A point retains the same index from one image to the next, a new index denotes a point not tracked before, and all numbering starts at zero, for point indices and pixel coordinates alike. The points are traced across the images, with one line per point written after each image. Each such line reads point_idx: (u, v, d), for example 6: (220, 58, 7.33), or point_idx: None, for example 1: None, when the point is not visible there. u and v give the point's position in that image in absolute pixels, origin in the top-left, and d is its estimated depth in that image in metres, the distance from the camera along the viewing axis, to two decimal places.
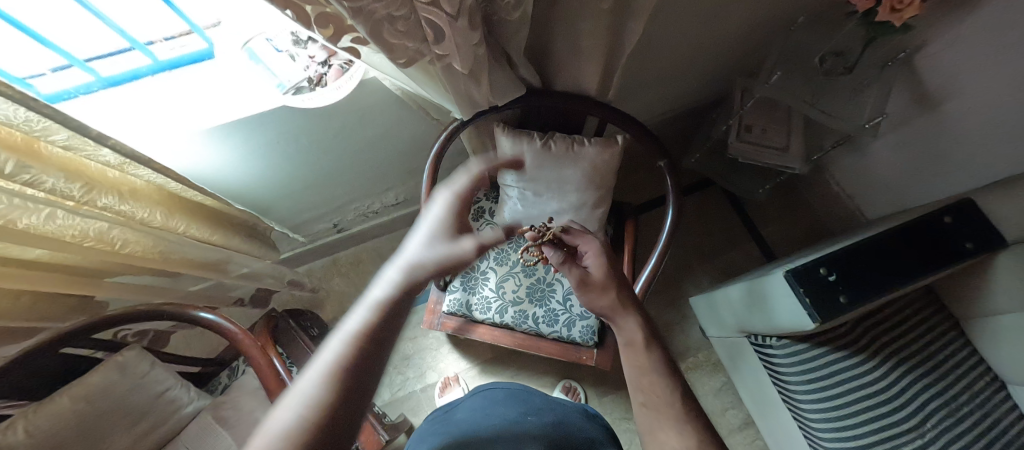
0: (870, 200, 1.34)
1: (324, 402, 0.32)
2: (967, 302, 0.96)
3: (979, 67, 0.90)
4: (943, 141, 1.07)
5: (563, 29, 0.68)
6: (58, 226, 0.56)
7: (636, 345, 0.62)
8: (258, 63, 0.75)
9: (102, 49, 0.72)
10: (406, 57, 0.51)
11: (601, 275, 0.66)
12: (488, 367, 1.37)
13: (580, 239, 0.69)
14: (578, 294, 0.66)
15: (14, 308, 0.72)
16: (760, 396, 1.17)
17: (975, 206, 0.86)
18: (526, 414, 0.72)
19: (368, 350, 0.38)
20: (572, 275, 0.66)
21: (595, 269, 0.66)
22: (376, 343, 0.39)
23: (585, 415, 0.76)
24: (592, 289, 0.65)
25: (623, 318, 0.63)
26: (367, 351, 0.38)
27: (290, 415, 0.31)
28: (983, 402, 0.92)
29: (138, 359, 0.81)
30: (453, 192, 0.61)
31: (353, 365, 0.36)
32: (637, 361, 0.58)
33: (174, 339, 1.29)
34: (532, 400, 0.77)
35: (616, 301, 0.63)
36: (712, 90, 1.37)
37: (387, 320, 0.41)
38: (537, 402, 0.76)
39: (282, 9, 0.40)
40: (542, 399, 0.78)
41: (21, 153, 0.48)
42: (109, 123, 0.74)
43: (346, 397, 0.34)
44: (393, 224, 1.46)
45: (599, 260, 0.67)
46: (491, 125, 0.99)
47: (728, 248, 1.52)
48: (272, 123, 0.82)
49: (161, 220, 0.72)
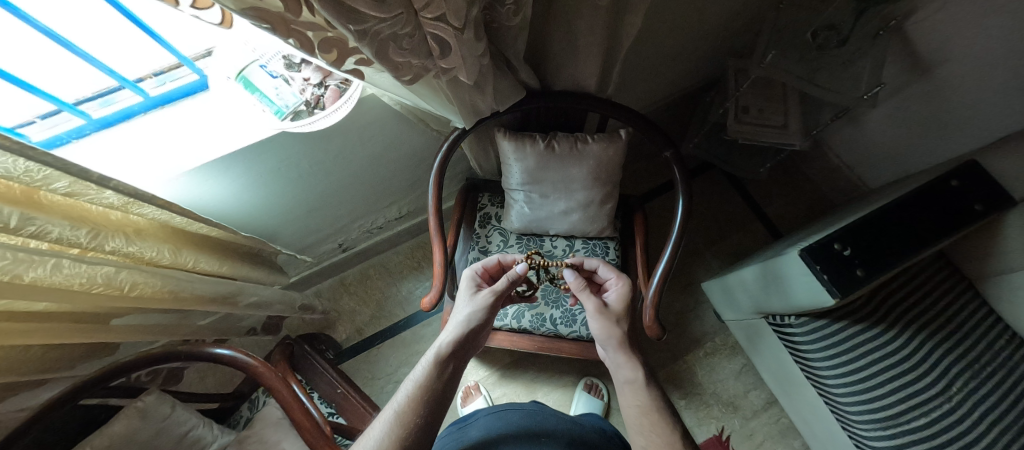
0: (870, 169, 1.35)
1: (405, 436, 0.56)
2: (980, 263, 0.97)
3: (973, 27, 0.91)
4: (940, 105, 1.07)
5: (561, 30, 0.67)
6: (65, 276, 0.52)
7: (638, 380, 0.69)
8: (254, 92, 0.71)
9: (89, 90, 0.69)
10: (411, 74, 0.50)
11: (616, 310, 0.80)
12: (507, 372, 1.36)
13: (615, 274, 0.84)
14: (593, 316, 0.78)
15: (25, 363, 0.71)
16: (783, 374, 1.17)
17: (980, 167, 0.87)
18: (540, 436, 0.70)
19: (425, 404, 0.60)
20: (592, 301, 0.80)
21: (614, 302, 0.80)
22: (431, 399, 0.61)
23: (603, 437, 0.77)
24: (602, 317, 0.78)
25: (620, 358, 0.73)
26: (424, 403, 0.60)
27: (389, 438, 0.56)
28: (1004, 361, 0.93)
29: (158, 403, 0.79)
30: (474, 269, 0.84)
31: (417, 415, 0.59)
32: (637, 401, 0.67)
33: (188, 375, 1.27)
34: (545, 420, 0.75)
35: (622, 332, 0.76)
36: (704, 73, 1.37)
37: (434, 377, 0.64)
38: (552, 422, 0.75)
39: (285, 38, 0.39)
40: (557, 421, 0.76)
41: (22, 205, 0.46)
42: (104, 164, 0.72)
43: (422, 437, 0.57)
44: (398, 238, 1.44)
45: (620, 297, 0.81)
46: (491, 131, 0.98)
47: (734, 230, 1.52)
48: (271, 150, 0.81)
49: (170, 258, 0.71)
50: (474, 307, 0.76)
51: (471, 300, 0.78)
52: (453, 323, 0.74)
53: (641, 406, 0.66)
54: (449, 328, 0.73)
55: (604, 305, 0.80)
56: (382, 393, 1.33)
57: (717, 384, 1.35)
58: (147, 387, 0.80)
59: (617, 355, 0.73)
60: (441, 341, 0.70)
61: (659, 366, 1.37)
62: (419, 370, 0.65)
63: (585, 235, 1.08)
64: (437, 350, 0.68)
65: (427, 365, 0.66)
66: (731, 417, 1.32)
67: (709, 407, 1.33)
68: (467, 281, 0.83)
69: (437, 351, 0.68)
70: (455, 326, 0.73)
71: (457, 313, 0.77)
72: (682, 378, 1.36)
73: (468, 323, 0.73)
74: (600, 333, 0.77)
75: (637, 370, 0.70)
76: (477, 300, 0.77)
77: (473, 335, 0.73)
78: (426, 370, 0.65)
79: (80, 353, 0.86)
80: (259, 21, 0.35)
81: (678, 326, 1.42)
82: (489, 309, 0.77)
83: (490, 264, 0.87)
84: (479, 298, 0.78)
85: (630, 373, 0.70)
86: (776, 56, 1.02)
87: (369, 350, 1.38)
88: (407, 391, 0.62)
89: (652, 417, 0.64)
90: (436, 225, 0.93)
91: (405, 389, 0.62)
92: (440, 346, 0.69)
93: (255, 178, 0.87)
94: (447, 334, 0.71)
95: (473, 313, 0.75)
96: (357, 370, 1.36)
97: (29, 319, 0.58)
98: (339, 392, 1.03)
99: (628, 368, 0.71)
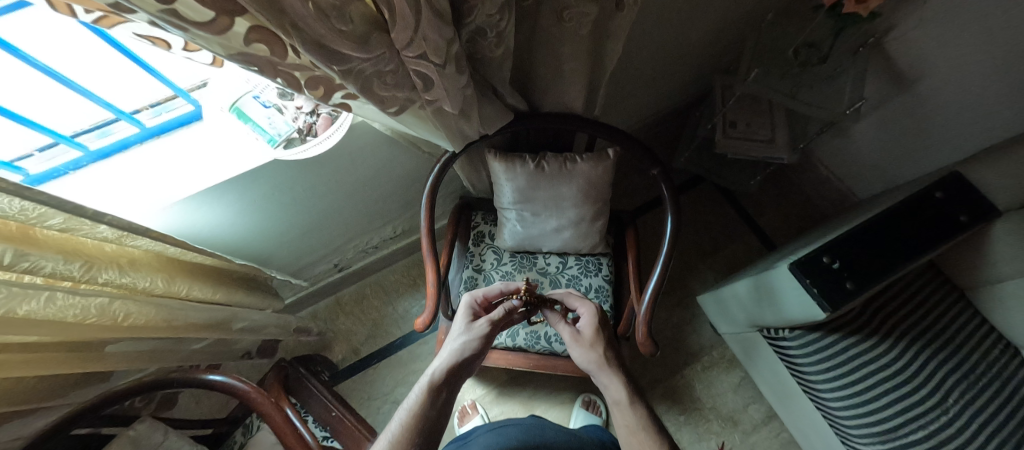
0: (859, 180, 1.36)
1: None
2: (970, 272, 0.97)
3: (952, 42, 0.93)
4: (922, 117, 1.10)
5: (545, 57, 0.69)
6: (59, 308, 0.53)
7: (623, 401, 0.70)
8: (247, 122, 0.73)
9: (86, 122, 0.71)
10: (397, 106, 0.52)
11: (592, 334, 0.80)
12: (504, 390, 1.35)
13: (581, 303, 0.84)
14: (571, 346, 0.80)
15: (16, 393, 0.70)
16: (781, 389, 1.16)
17: (963, 179, 0.88)
18: None
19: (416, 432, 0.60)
20: (567, 331, 0.81)
21: (586, 329, 0.80)
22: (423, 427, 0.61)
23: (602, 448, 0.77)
24: (581, 344, 0.80)
25: (606, 379, 0.75)
26: (415, 431, 0.61)
27: None
28: (1000, 371, 0.93)
29: (150, 431, 0.79)
30: (472, 296, 0.84)
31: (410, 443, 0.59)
32: (626, 422, 0.68)
33: (182, 400, 1.26)
34: (544, 433, 0.75)
35: (603, 355, 0.77)
36: (692, 89, 1.39)
37: (426, 406, 0.64)
38: (551, 436, 0.75)
39: (273, 78, 0.41)
40: (556, 434, 0.76)
41: (17, 241, 0.46)
42: (100, 193, 0.73)
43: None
44: (393, 256, 1.45)
45: (593, 322, 0.81)
46: (482, 152, 0.99)
47: (728, 242, 1.53)
48: (264, 176, 0.82)
49: (163, 287, 0.71)
50: (471, 336, 0.76)
51: (468, 329, 0.78)
52: (449, 351, 0.74)
53: (631, 426, 0.67)
54: (443, 356, 0.73)
55: (579, 332, 0.81)
56: (378, 414, 1.32)
57: (716, 398, 1.34)
58: (140, 415, 0.80)
59: (603, 381, 0.75)
60: (434, 369, 0.70)
61: (657, 381, 1.36)
62: (412, 397, 0.66)
63: (578, 251, 1.09)
64: (430, 378, 0.69)
65: (420, 393, 0.66)
66: (731, 432, 1.31)
67: (708, 422, 1.32)
68: (466, 309, 0.83)
69: (430, 379, 0.68)
70: (449, 354, 0.73)
71: (454, 340, 0.77)
72: (680, 393, 1.35)
73: (463, 351, 0.73)
74: (581, 359, 0.80)
75: (622, 391, 0.72)
76: (474, 328, 0.78)
77: (466, 364, 0.73)
78: (419, 397, 0.65)
79: (73, 381, 0.86)
80: (247, 64, 0.37)
81: (675, 340, 1.42)
82: (485, 337, 0.77)
83: (490, 291, 0.86)
84: (476, 327, 0.78)
85: (618, 393, 0.72)
86: (759, 74, 1.04)
87: (365, 370, 1.37)
88: (400, 419, 0.62)
89: (641, 438, 0.65)
90: (428, 245, 0.94)
91: (399, 418, 0.63)
92: (433, 375, 0.69)
93: (249, 203, 0.88)
94: (442, 362, 0.72)
95: (468, 341, 0.75)
96: (353, 391, 1.35)
97: (23, 350, 0.59)
98: (334, 415, 1.01)
99: (617, 387, 0.73)
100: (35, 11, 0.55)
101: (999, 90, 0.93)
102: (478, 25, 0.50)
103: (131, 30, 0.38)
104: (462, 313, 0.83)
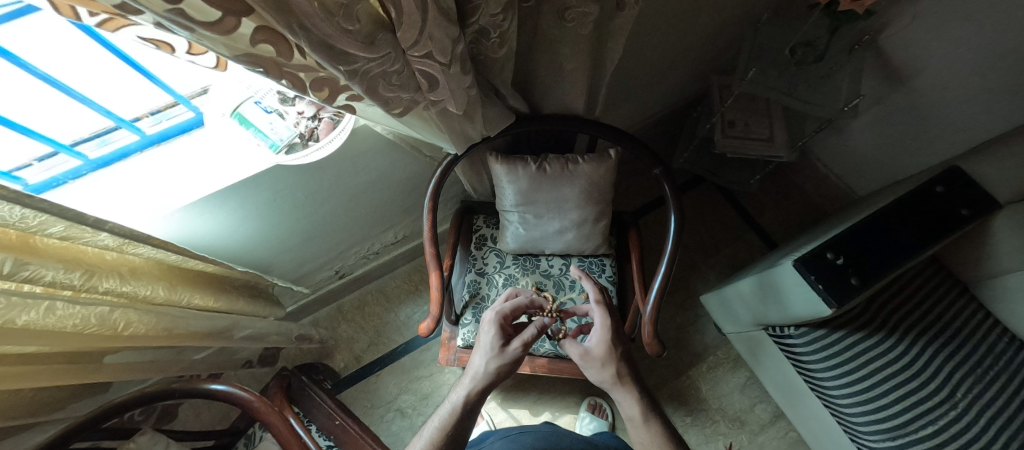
0: (859, 177, 1.37)
1: None
2: (973, 265, 0.97)
3: (945, 38, 0.95)
4: (919, 112, 1.11)
5: (547, 58, 0.70)
6: (59, 318, 0.52)
7: (636, 419, 0.72)
8: (249, 127, 0.73)
9: (85, 130, 0.70)
10: (402, 107, 0.52)
11: (602, 352, 0.77)
12: (509, 395, 1.34)
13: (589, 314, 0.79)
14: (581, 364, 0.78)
15: (13, 408, 0.69)
16: (789, 388, 1.15)
17: (963, 173, 0.88)
18: None
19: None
20: (575, 349, 0.78)
21: (596, 346, 0.77)
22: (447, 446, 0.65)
23: None
24: (591, 363, 0.77)
25: (620, 395, 0.75)
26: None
27: None
28: (1007, 364, 0.93)
29: (152, 443, 0.78)
30: (498, 313, 0.78)
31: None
32: (641, 439, 0.70)
33: (182, 412, 1.24)
34: (558, 444, 0.73)
35: (614, 374, 0.75)
36: (690, 89, 1.40)
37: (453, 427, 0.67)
38: (566, 444, 0.73)
39: (278, 79, 0.41)
40: (570, 443, 0.74)
41: (16, 250, 0.45)
42: (99, 202, 0.72)
43: None
44: (394, 262, 1.44)
45: (601, 338, 0.77)
46: (483, 154, 0.99)
47: (729, 242, 1.53)
48: (266, 182, 0.82)
49: (164, 296, 0.70)
50: (501, 361, 0.74)
51: (497, 351, 0.75)
52: (476, 372, 0.73)
53: (645, 443, 0.70)
54: (472, 380, 0.72)
55: (587, 350, 0.78)
56: (382, 422, 1.31)
57: (722, 398, 1.33)
58: (141, 427, 0.79)
59: (616, 398, 0.75)
60: (463, 393, 0.71)
61: (662, 383, 1.35)
62: (442, 417, 0.69)
63: (581, 253, 1.09)
64: (458, 402, 0.70)
65: (451, 413, 0.69)
66: (739, 433, 1.30)
67: (715, 423, 1.31)
68: (490, 325, 0.77)
69: (461, 401, 0.70)
70: (477, 378, 0.72)
71: (480, 358, 0.75)
72: (686, 394, 1.34)
73: (493, 376, 0.72)
74: (595, 375, 0.78)
75: (635, 407, 0.73)
76: (504, 352, 0.74)
77: (494, 386, 0.72)
78: (447, 418, 0.68)
79: (71, 393, 0.84)
80: (252, 65, 0.37)
81: (679, 341, 1.41)
82: (515, 361, 0.75)
83: (516, 304, 0.81)
84: (506, 349, 0.75)
85: (632, 411, 0.73)
86: (758, 72, 1.05)
87: (367, 377, 1.36)
88: (429, 436, 0.66)
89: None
90: (431, 250, 0.93)
91: (428, 434, 0.66)
92: (464, 396, 0.71)
93: (251, 210, 0.88)
94: (472, 382, 0.72)
95: (497, 366, 0.73)
96: (356, 399, 1.33)
97: (22, 362, 0.58)
98: (337, 424, 0.99)
99: (631, 404, 0.73)
100: (37, 16, 0.55)
101: (995, 84, 0.94)
102: (481, 26, 0.50)
103: (135, 34, 0.38)
104: (490, 322, 0.78)
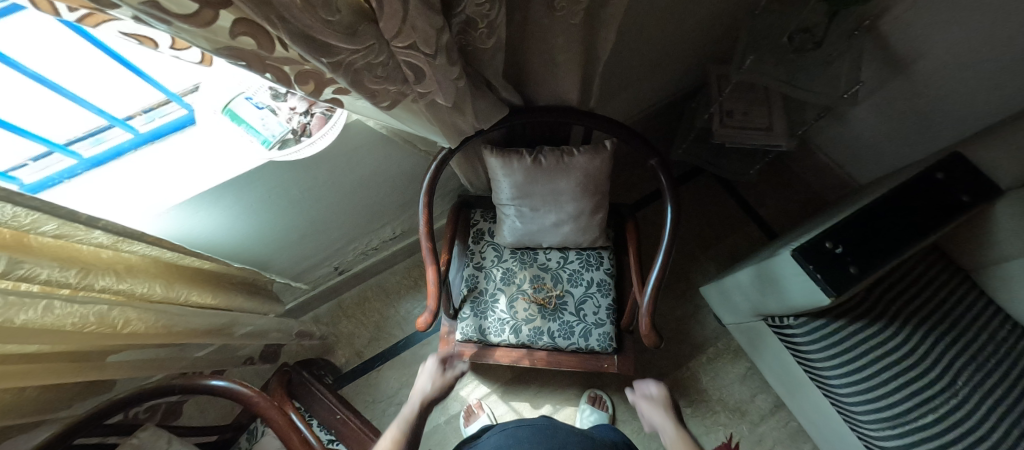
0: (859, 165, 1.36)
1: None
2: (974, 253, 0.96)
3: (945, 21, 0.94)
4: (920, 99, 1.09)
5: (539, 48, 0.68)
6: (57, 317, 0.52)
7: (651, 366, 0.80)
8: (241, 124, 0.73)
9: (79, 129, 0.70)
10: (389, 100, 0.51)
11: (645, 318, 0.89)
12: (510, 388, 1.34)
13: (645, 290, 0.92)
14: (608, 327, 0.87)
15: (20, 405, 0.70)
16: (790, 378, 1.14)
17: (965, 160, 0.87)
18: None
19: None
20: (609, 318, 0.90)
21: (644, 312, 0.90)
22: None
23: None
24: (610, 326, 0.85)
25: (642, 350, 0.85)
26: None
27: None
28: (1009, 351, 0.92)
29: (153, 438, 0.79)
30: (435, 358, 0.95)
31: None
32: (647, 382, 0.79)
33: (187, 409, 1.25)
34: (557, 436, 0.73)
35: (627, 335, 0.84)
36: (688, 78, 1.39)
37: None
38: (562, 438, 0.73)
39: (261, 73, 0.40)
40: (568, 435, 0.74)
41: (10, 249, 0.45)
42: (95, 201, 0.73)
43: None
44: (394, 258, 1.44)
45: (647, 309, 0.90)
46: (478, 148, 0.99)
47: (729, 232, 1.52)
48: (260, 179, 0.82)
49: (161, 293, 0.70)
50: (437, 386, 0.90)
51: (434, 377, 0.91)
52: (418, 389, 0.89)
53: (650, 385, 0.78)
54: (412, 402, 0.87)
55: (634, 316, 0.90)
56: (383, 416, 1.32)
57: (723, 389, 1.33)
58: (143, 423, 0.80)
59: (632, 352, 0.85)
60: (405, 414, 0.85)
61: (662, 374, 1.35)
62: (394, 430, 0.82)
63: (578, 246, 1.09)
64: (408, 410, 0.86)
65: (401, 423, 0.83)
66: (739, 423, 1.30)
67: (715, 414, 1.31)
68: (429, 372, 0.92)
69: (408, 414, 0.85)
70: (417, 398, 0.87)
71: (421, 382, 0.91)
72: (687, 385, 1.34)
73: (431, 397, 0.88)
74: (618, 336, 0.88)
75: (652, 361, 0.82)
76: (440, 378, 0.91)
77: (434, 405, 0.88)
78: (397, 430, 0.82)
79: (76, 392, 0.85)
80: (234, 58, 0.37)
81: (679, 332, 1.41)
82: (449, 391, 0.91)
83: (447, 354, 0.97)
84: (443, 375, 0.92)
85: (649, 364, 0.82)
86: (756, 61, 1.03)
87: (368, 373, 1.37)
88: (390, 437, 0.81)
89: None
90: (427, 245, 0.93)
91: (397, 428, 0.83)
92: (413, 404, 0.86)
93: (247, 206, 0.88)
94: (413, 403, 0.86)
95: (434, 386, 0.90)
96: (358, 394, 1.34)
97: (25, 361, 0.58)
98: (338, 418, 0.99)
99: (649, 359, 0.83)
100: (25, 15, 0.55)
101: (998, 68, 0.93)
102: (467, 16, 0.50)
103: (116, 28, 0.38)
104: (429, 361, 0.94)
